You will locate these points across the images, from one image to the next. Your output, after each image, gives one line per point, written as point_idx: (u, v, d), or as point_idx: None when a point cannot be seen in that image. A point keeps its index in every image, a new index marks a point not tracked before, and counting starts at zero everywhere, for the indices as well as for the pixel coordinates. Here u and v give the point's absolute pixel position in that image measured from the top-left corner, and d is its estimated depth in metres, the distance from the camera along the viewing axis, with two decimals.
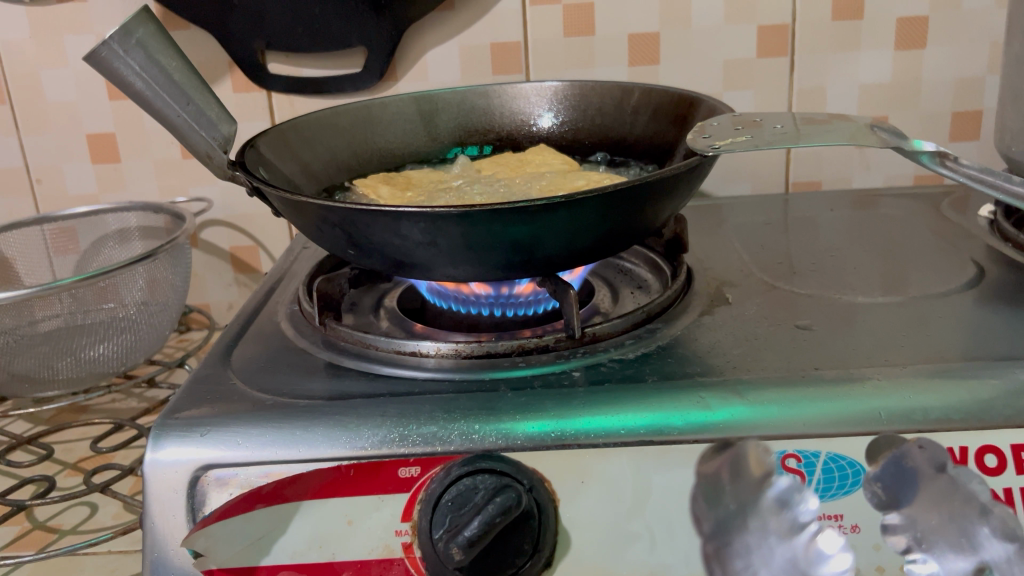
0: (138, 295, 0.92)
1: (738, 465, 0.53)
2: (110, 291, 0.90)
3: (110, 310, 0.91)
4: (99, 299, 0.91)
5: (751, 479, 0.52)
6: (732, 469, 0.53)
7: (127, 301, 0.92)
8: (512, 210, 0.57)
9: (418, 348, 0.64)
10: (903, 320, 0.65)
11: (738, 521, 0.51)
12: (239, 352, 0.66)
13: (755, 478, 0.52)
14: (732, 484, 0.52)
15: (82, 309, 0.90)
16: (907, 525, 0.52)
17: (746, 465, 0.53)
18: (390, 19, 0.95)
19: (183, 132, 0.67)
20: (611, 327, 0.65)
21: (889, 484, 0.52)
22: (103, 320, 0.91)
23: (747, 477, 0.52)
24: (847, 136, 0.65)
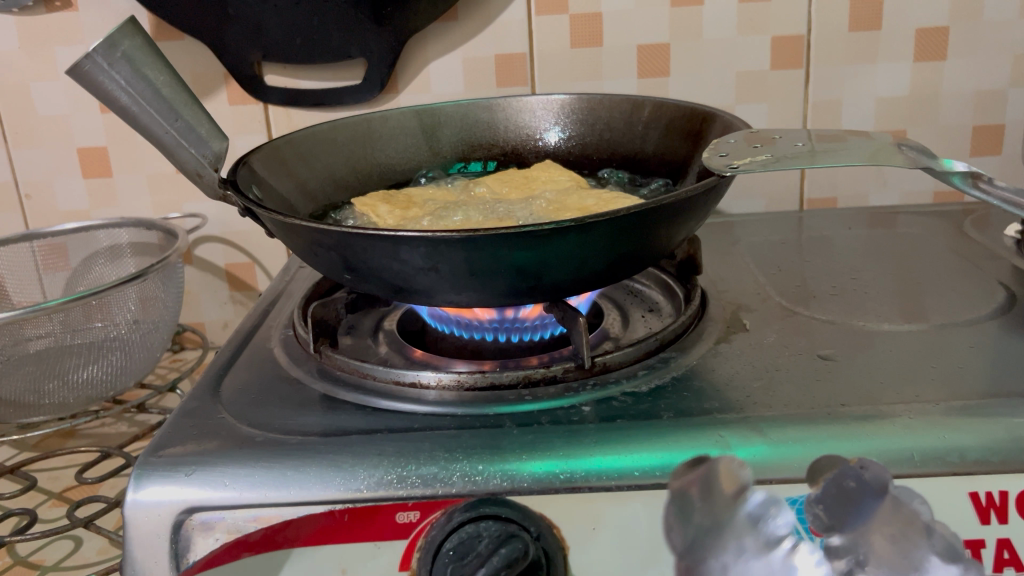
0: (131, 313, 0.89)
1: (709, 483, 0.48)
2: (101, 309, 0.87)
3: (100, 329, 0.88)
4: (88, 318, 0.87)
5: (722, 496, 0.47)
6: (704, 485, 0.48)
7: (118, 321, 0.89)
8: (518, 235, 0.53)
9: (418, 380, 0.60)
10: (930, 350, 0.61)
11: (716, 538, 0.45)
12: (229, 382, 0.63)
13: (726, 495, 0.47)
14: (703, 500, 0.48)
15: (72, 330, 0.88)
16: (850, 547, 0.46)
17: (717, 483, 0.48)
18: (391, 30, 0.92)
19: (172, 150, 0.64)
20: (622, 356, 0.61)
21: (831, 505, 0.47)
22: (93, 340, 0.88)
23: (719, 495, 0.47)
24: (873, 155, 0.61)
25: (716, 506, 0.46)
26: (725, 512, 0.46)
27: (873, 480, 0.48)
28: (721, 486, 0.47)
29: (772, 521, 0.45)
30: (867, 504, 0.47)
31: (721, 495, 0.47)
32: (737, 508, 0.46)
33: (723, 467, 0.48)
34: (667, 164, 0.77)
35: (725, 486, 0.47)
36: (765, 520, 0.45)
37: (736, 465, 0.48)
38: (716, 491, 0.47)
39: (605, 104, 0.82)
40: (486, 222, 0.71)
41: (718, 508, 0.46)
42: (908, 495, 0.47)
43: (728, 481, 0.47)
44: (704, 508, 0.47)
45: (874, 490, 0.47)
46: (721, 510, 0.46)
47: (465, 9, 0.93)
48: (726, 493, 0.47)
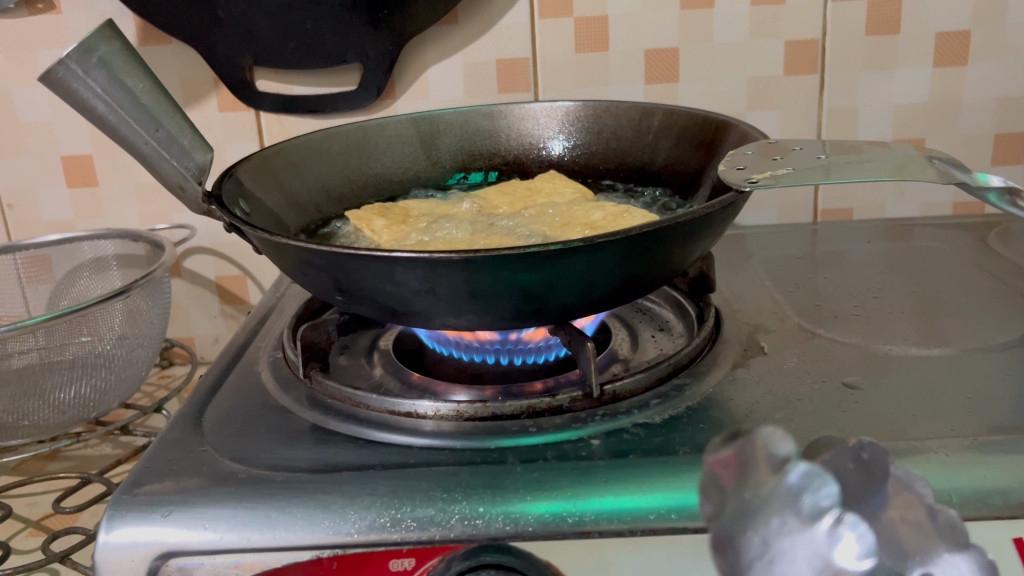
0: (116, 327, 0.85)
1: (746, 457, 0.45)
2: (88, 323, 0.83)
3: (85, 343, 0.84)
4: (72, 332, 0.83)
5: (760, 469, 0.44)
6: (736, 463, 0.45)
7: (104, 335, 0.85)
8: (522, 255, 0.49)
9: (414, 409, 0.56)
10: (962, 377, 0.57)
11: (750, 519, 0.42)
12: (213, 412, 0.59)
13: (765, 467, 0.44)
14: (735, 478, 0.45)
15: (55, 345, 0.82)
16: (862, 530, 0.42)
17: (755, 456, 0.45)
18: (388, 34, 0.88)
19: (152, 161, 0.60)
20: (633, 384, 0.57)
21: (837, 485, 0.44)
22: (79, 355, 0.83)
23: (756, 468, 0.44)
24: (901, 169, 0.57)
25: (755, 481, 0.43)
26: (765, 484, 0.43)
27: (874, 459, 0.46)
28: (758, 464, 0.44)
29: (816, 491, 0.42)
30: (879, 483, 0.45)
31: (758, 469, 0.44)
32: (778, 480, 0.43)
33: (761, 443, 0.45)
34: (678, 175, 0.74)
35: (763, 462, 0.44)
36: (807, 491, 0.42)
37: (775, 442, 0.45)
38: (753, 467, 0.44)
39: (613, 112, 0.78)
40: (487, 237, 0.67)
41: (756, 481, 0.43)
42: (911, 472, 0.47)
43: (764, 459, 0.44)
44: (739, 479, 0.45)
45: (883, 468, 0.46)
46: (757, 487, 0.43)
47: (466, 12, 0.89)
48: (763, 468, 0.44)
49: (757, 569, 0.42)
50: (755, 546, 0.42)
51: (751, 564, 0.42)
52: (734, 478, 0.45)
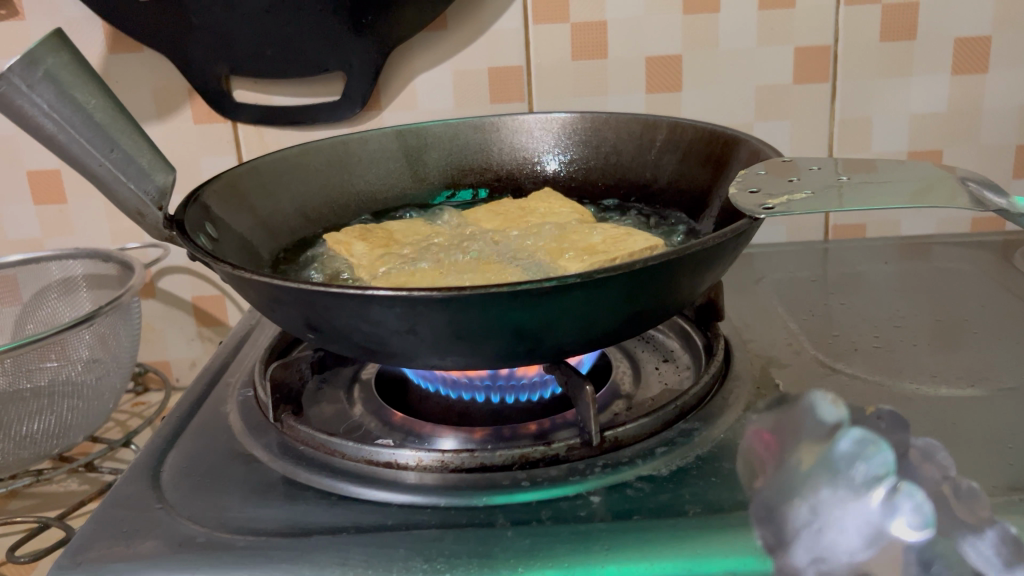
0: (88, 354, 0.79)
1: (786, 424, 0.51)
2: (58, 346, 0.77)
3: (53, 368, 0.77)
4: (41, 356, 0.76)
5: (815, 435, 0.48)
6: (781, 421, 0.52)
7: (75, 360, 0.79)
8: (513, 294, 0.44)
9: (395, 459, 0.51)
10: (999, 417, 0.52)
11: (798, 486, 0.44)
12: (175, 461, 0.53)
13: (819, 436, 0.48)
14: (779, 446, 0.49)
15: (23, 373, 0.75)
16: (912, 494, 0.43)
17: (797, 419, 0.52)
18: (373, 40, 0.82)
19: (107, 184, 0.55)
20: (637, 429, 0.52)
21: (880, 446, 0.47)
22: (49, 382, 0.77)
23: (807, 434, 0.49)
24: (931, 194, 0.52)
25: (802, 445, 0.47)
26: (820, 452, 0.46)
27: (892, 422, 0.51)
28: (806, 425, 0.50)
29: (869, 458, 0.44)
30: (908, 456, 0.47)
31: (806, 432, 0.49)
32: (831, 443, 0.46)
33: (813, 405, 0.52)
34: (684, 194, 0.69)
35: (810, 424, 0.50)
36: (863, 457, 0.44)
37: (829, 405, 0.52)
38: (803, 427, 0.49)
39: (612, 124, 0.74)
40: (477, 266, 0.61)
41: (807, 442, 0.47)
42: (931, 443, 0.49)
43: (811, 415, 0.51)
44: (791, 448, 0.48)
45: (901, 431, 0.50)
46: (809, 456, 0.46)
47: (456, 17, 0.84)
48: (812, 434, 0.48)
49: (804, 537, 0.42)
50: (801, 514, 0.43)
51: (797, 533, 0.42)
52: (783, 442, 0.49)
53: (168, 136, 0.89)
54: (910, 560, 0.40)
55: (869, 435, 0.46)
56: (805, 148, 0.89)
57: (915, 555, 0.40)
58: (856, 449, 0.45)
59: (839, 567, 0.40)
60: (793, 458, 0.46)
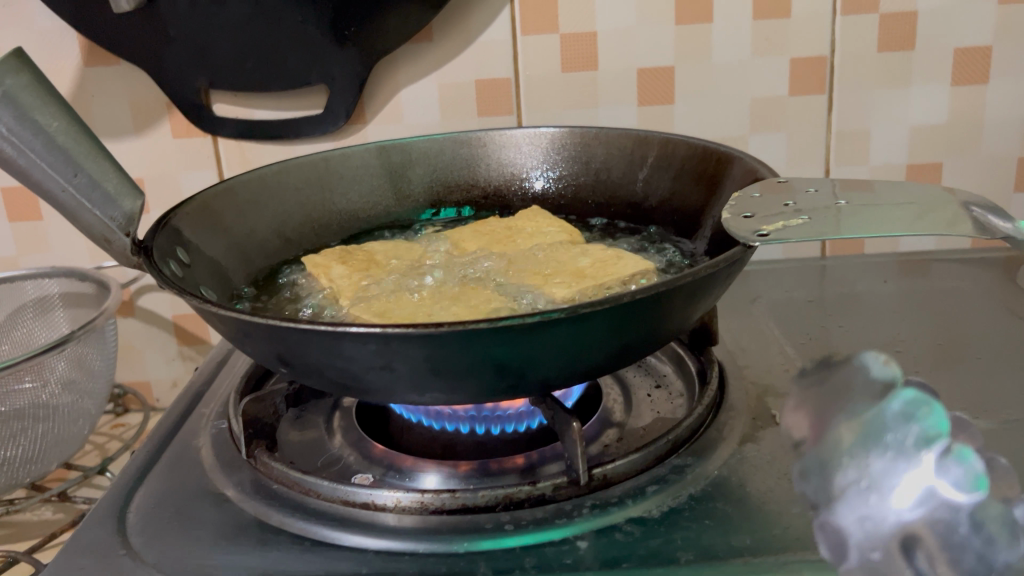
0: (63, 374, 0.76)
1: (833, 388, 0.50)
2: (37, 368, 0.74)
3: (29, 391, 0.74)
4: (18, 378, 0.73)
5: (868, 392, 0.47)
6: (819, 386, 0.52)
7: (51, 382, 0.76)
8: (494, 330, 0.41)
9: (373, 500, 0.48)
10: (1006, 452, 0.49)
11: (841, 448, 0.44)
12: (143, 502, 0.51)
13: (871, 393, 0.46)
14: (824, 410, 0.49)
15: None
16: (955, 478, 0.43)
17: (843, 379, 0.50)
18: (356, 52, 0.80)
19: (71, 210, 0.52)
20: (627, 465, 0.49)
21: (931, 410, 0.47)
22: (24, 406, 0.73)
23: (857, 390, 0.48)
24: (934, 218, 0.50)
25: (852, 404, 0.46)
26: (869, 408, 0.45)
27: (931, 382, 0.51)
28: (855, 383, 0.48)
29: (921, 417, 0.43)
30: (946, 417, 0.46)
31: (855, 392, 0.47)
32: (882, 405, 0.44)
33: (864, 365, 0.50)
34: (677, 213, 0.67)
35: (859, 384, 0.48)
36: (915, 419, 0.43)
37: (879, 364, 0.50)
38: (852, 387, 0.48)
39: (602, 140, 0.71)
40: (461, 291, 0.59)
41: (857, 404, 0.46)
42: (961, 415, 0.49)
43: (863, 374, 0.49)
44: (843, 408, 0.47)
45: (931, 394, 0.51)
46: (859, 414, 0.45)
47: (441, 28, 0.81)
48: (866, 391, 0.47)
49: (851, 498, 0.42)
50: (850, 475, 0.42)
51: (843, 492, 0.42)
52: (830, 406, 0.49)
53: (146, 150, 0.86)
54: (959, 520, 0.39)
55: (920, 395, 0.44)
56: (801, 161, 0.87)
57: (965, 517, 0.39)
58: (909, 409, 0.43)
59: (886, 528, 0.40)
60: (843, 421, 0.46)
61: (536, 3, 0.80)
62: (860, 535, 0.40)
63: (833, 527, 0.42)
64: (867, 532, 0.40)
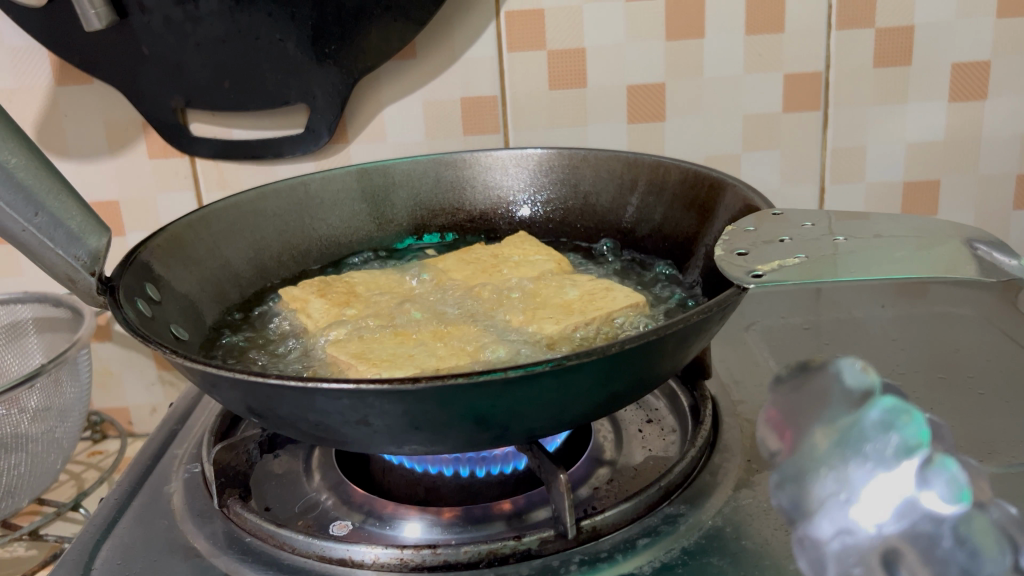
0: (39, 403, 0.73)
1: (809, 408, 0.35)
2: (10, 400, 0.70)
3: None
4: None
5: (838, 403, 0.34)
6: (800, 397, 0.36)
7: (23, 412, 0.71)
8: (475, 386, 0.39)
9: (350, 556, 0.46)
10: (1012, 502, 0.47)
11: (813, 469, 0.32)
12: (109, 556, 0.48)
13: (849, 400, 0.33)
14: (793, 439, 0.34)
15: None
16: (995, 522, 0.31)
17: (828, 396, 0.34)
18: (337, 71, 0.77)
19: (33, 250, 0.49)
20: (617, 516, 0.47)
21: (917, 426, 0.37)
22: None
23: (834, 403, 0.34)
24: (938, 258, 0.47)
25: (829, 413, 0.33)
26: (834, 413, 0.33)
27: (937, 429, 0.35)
28: (829, 396, 0.34)
29: (903, 430, 0.31)
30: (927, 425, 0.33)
31: (829, 406, 0.34)
32: (857, 413, 0.32)
33: (835, 373, 0.36)
34: (670, 240, 0.65)
35: (833, 392, 0.34)
36: (894, 426, 0.31)
37: (854, 372, 0.35)
38: (826, 396, 0.34)
39: (591, 162, 0.69)
40: (444, 328, 0.56)
41: (831, 410, 0.33)
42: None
43: (834, 389, 0.35)
44: (807, 426, 0.34)
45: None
46: (834, 425, 0.33)
47: (425, 45, 0.79)
48: (844, 405, 0.33)
49: (829, 511, 0.31)
50: (825, 485, 0.32)
51: (822, 506, 0.31)
52: (801, 413, 0.35)
53: (121, 172, 0.83)
54: (940, 532, 0.30)
55: (903, 401, 0.32)
56: (796, 180, 0.85)
57: (947, 529, 0.30)
58: (888, 416, 0.32)
59: (865, 541, 0.30)
60: (818, 435, 0.33)
61: (522, 19, 0.78)
62: (837, 548, 0.31)
63: (813, 544, 0.32)
64: (846, 549, 0.31)
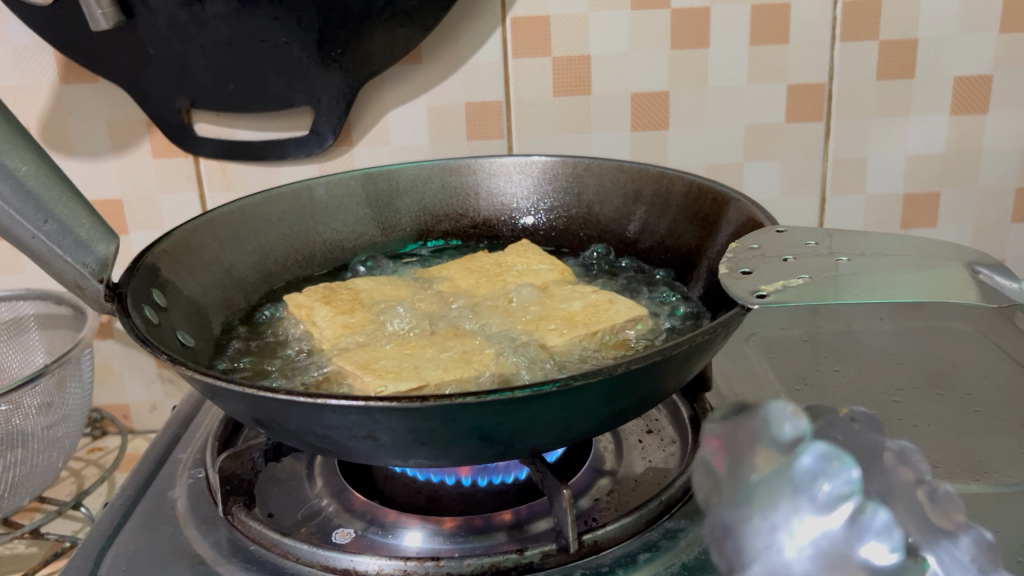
0: (39, 401, 0.73)
1: (739, 435, 0.48)
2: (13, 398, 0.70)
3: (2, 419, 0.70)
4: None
5: (778, 444, 0.45)
6: (735, 431, 0.48)
7: (25, 411, 0.72)
8: (482, 404, 0.40)
9: (353, 566, 0.47)
10: (1009, 521, 0.48)
11: (764, 506, 0.42)
12: (114, 562, 0.49)
13: (782, 441, 0.45)
14: (726, 460, 0.47)
15: None
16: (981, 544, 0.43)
17: (757, 427, 0.48)
18: (342, 74, 0.77)
19: (42, 258, 0.50)
20: (617, 530, 0.48)
21: (862, 425, 0.51)
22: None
23: (762, 437, 0.47)
24: (938, 279, 0.48)
25: (765, 458, 0.45)
26: (781, 449, 0.45)
27: (866, 421, 0.52)
28: (762, 441, 0.46)
29: (835, 476, 0.42)
30: (881, 453, 0.48)
31: (768, 445, 0.46)
32: (795, 456, 0.43)
33: (765, 420, 0.48)
34: (674, 251, 0.66)
35: (770, 441, 0.46)
36: (829, 472, 0.42)
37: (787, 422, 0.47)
38: (763, 440, 0.46)
39: (594, 171, 0.70)
40: (447, 338, 0.57)
41: (775, 451, 0.45)
42: (905, 445, 0.50)
43: (768, 437, 0.46)
44: (744, 453, 0.46)
45: (879, 434, 0.51)
46: (754, 451, 0.46)
47: (431, 50, 0.79)
48: (777, 448, 0.45)
49: (762, 562, 0.41)
50: (762, 541, 0.41)
51: (757, 554, 0.41)
52: (740, 446, 0.47)
53: (125, 171, 0.84)
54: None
55: (832, 449, 0.43)
56: (796, 191, 0.85)
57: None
58: (820, 464, 0.42)
59: None
60: (755, 477, 0.44)
61: (528, 25, 0.78)
62: None
63: None
64: None
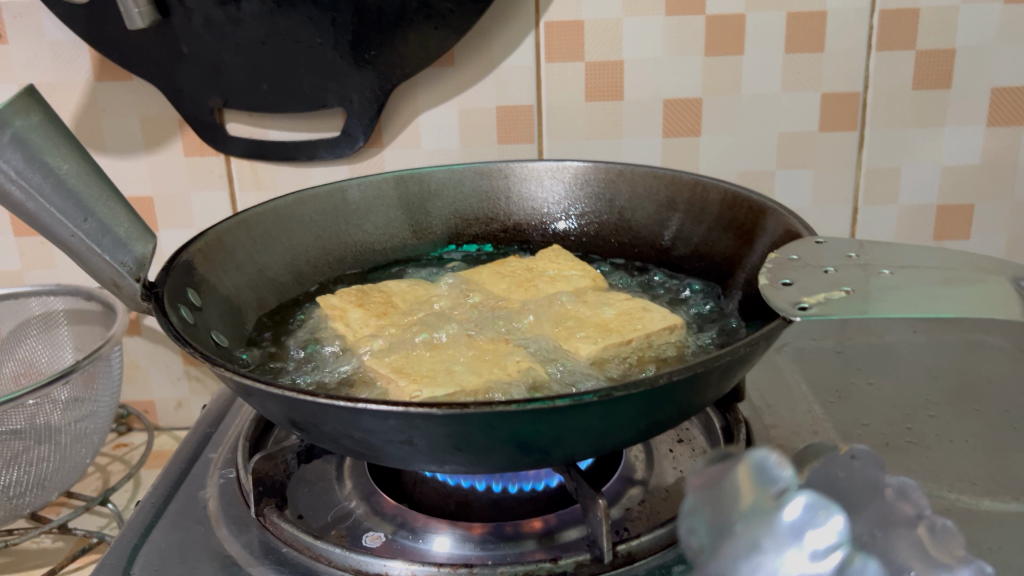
0: (69, 398, 0.73)
1: (719, 478, 0.37)
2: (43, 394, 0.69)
3: (32, 416, 0.70)
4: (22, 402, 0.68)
5: (765, 491, 0.35)
6: (717, 488, 0.37)
7: (53, 407, 0.72)
8: (523, 412, 0.39)
9: (385, 572, 0.47)
10: None
11: (726, 537, 0.35)
12: (147, 560, 0.49)
13: (769, 490, 0.35)
14: (710, 509, 0.36)
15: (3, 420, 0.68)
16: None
17: (736, 490, 0.36)
18: (375, 75, 0.77)
19: (81, 255, 0.50)
20: (650, 541, 0.48)
21: (862, 468, 0.40)
22: (26, 430, 0.70)
23: (760, 491, 0.35)
24: (979, 293, 0.47)
25: (750, 509, 0.34)
26: (766, 512, 0.34)
27: (868, 465, 0.40)
28: (749, 498, 0.35)
29: (822, 529, 0.32)
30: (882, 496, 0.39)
31: (749, 496, 0.35)
32: (771, 497, 0.34)
33: (758, 469, 0.36)
34: (708, 260, 0.65)
35: (753, 490, 0.35)
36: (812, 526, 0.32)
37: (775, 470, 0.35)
38: (746, 494, 0.35)
39: (627, 177, 0.69)
40: (481, 343, 0.56)
41: (757, 499, 0.34)
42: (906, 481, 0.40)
43: (754, 488, 0.35)
44: (724, 502, 0.36)
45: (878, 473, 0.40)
46: (740, 513, 0.35)
47: (464, 52, 0.79)
48: (763, 497, 0.34)
49: None
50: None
51: None
52: (723, 500, 0.36)
53: (157, 169, 0.84)
54: None
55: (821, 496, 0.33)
56: (827, 200, 0.85)
57: None
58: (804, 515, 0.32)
59: None
60: (740, 527, 0.34)
61: (562, 30, 0.78)
62: None
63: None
64: None
